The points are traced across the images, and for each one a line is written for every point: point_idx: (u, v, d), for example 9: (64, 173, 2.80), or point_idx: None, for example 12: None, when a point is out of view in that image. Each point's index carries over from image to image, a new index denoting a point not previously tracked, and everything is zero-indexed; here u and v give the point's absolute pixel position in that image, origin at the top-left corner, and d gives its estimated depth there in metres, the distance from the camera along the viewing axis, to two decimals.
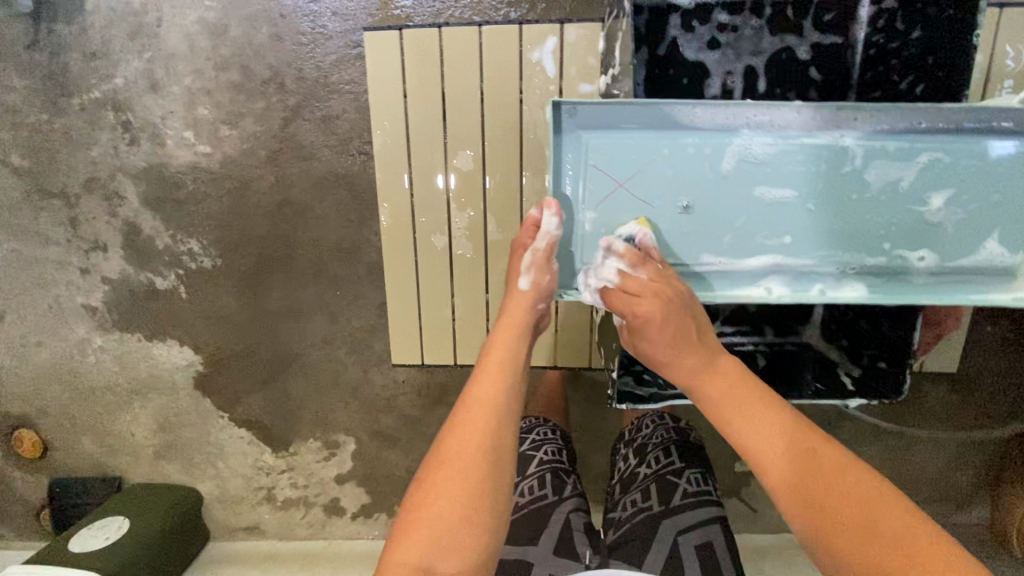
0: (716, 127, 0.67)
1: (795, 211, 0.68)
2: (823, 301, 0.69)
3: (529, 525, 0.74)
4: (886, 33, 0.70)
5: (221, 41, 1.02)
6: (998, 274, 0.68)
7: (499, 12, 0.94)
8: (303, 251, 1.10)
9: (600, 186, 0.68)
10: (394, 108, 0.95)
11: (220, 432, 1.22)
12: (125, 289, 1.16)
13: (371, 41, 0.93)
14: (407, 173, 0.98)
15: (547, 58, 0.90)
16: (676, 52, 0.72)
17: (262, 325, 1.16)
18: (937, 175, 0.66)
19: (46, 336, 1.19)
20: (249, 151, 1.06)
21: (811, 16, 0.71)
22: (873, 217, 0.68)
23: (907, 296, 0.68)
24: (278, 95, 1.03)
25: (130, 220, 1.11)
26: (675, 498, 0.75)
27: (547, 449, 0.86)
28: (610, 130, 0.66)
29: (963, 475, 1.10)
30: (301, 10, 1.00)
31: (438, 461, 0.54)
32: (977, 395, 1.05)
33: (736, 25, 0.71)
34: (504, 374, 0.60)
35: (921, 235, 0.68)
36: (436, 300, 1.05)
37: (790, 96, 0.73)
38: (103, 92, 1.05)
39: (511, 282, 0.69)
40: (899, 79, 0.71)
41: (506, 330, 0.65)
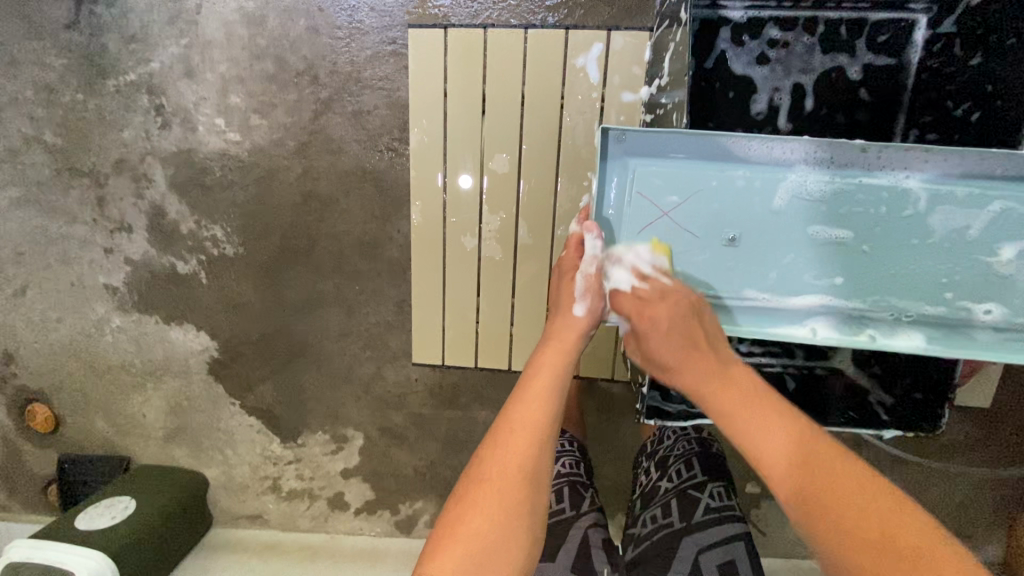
0: (768, 161, 0.64)
1: (849, 254, 0.65)
2: (872, 347, 0.67)
3: (547, 539, 0.73)
4: (941, 58, 0.69)
5: (259, 31, 1.02)
6: None
7: (536, 16, 0.94)
8: (325, 244, 1.11)
9: (643, 214, 0.66)
10: (433, 107, 0.95)
11: (230, 419, 1.23)
12: (146, 270, 1.16)
13: (416, 39, 0.93)
14: (442, 171, 0.98)
15: (591, 65, 0.90)
16: (724, 65, 0.71)
17: (279, 315, 1.16)
18: (1011, 225, 0.62)
19: (66, 313, 1.20)
20: (279, 141, 1.07)
21: (865, 37, 0.70)
22: (934, 265, 0.64)
23: (965, 350, 0.65)
24: (311, 88, 1.03)
25: (156, 202, 1.12)
26: (697, 514, 0.73)
27: (565, 462, 0.86)
28: (659, 159, 0.64)
29: (982, 512, 1.08)
30: (339, 4, 1.00)
31: (479, 480, 0.52)
32: (1003, 431, 1.03)
33: (788, 41, 0.70)
34: (548, 396, 0.57)
35: (985, 286, 0.64)
36: (462, 303, 1.04)
37: (838, 116, 0.72)
38: (139, 75, 1.06)
39: (565, 307, 0.67)
40: (955, 105, 0.69)
41: (554, 352, 0.62)
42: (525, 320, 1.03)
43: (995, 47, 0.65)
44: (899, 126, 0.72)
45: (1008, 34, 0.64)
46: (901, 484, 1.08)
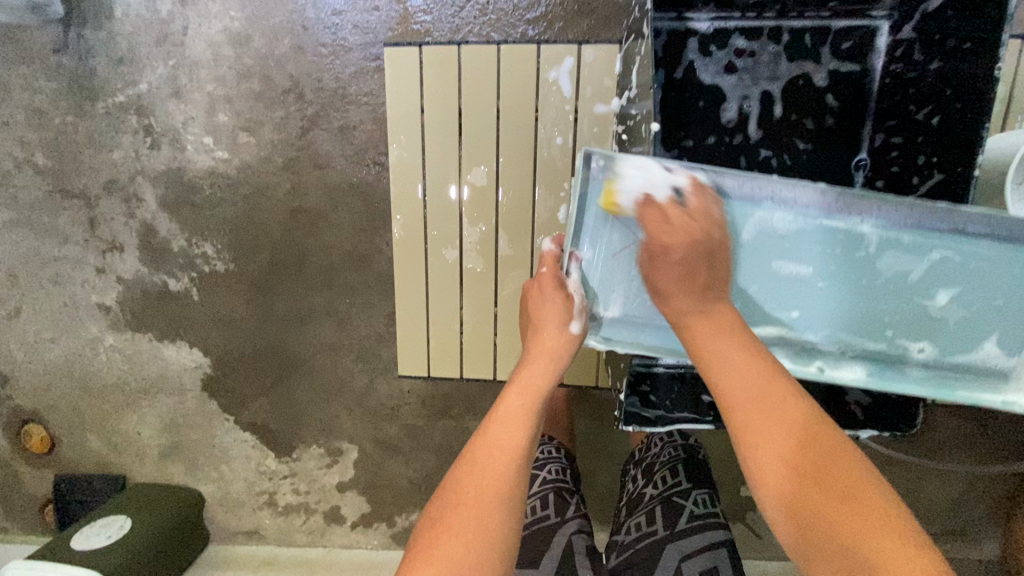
0: (738, 198, 0.62)
1: (803, 287, 0.65)
2: (819, 379, 0.67)
3: (531, 544, 0.73)
4: (904, 63, 0.69)
5: (244, 51, 1.04)
6: (993, 379, 0.65)
7: (516, 29, 0.96)
8: (314, 258, 1.12)
9: (619, 240, 0.63)
10: (411, 122, 0.96)
11: (225, 435, 1.23)
12: (139, 289, 1.17)
13: (393, 57, 0.94)
14: (421, 184, 0.99)
15: (563, 77, 0.91)
16: (693, 75, 0.72)
17: (271, 330, 1.17)
18: (950, 271, 0.62)
19: (60, 333, 1.21)
20: (267, 158, 1.08)
21: (830, 44, 0.71)
22: (878, 304, 0.65)
23: (900, 388, 0.66)
24: (297, 105, 1.05)
25: (147, 221, 1.13)
26: (681, 521, 0.73)
27: (551, 469, 0.85)
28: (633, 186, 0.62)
29: (975, 510, 1.08)
30: (322, 22, 1.02)
31: (456, 501, 0.51)
32: (991, 428, 1.04)
33: (754, 50, 0.71)
34: (528, 422, 0.57)
35: (923, 327, 0.65)
36: (446, 315, 1.05)
37: (807, 122, 0.73)
38: (128, 97, 1.08)
39: (551, 325, 0.65)
40: (918, 110, 0.69)
41: (538, 366, 0.63)
42: (509, 329, 1.04)
43: (950, 50, 0.65)
44: (867, 130, 0.72)
45: (961, 38, 0.63)
46: (894, 484, 1.09)
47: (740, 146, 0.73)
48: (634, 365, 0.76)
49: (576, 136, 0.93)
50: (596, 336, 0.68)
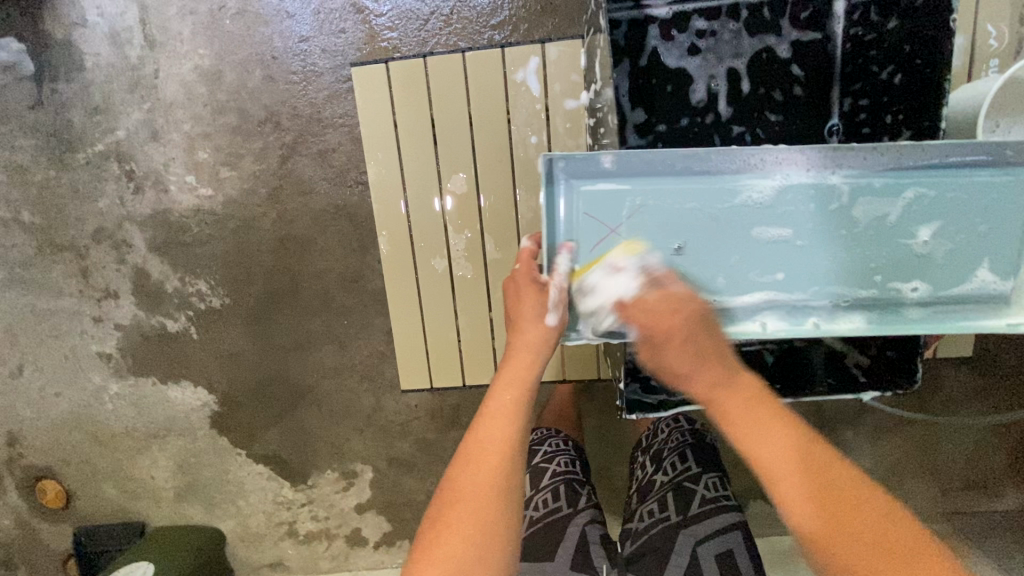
0: (706, 170, 0.63)
1: (783, 251, 0.64)
2: (819, 335, 0.65)
3: (545, 539, 0.72)
4: (864, 26, 0.65)
5: (217, 87, 1.05)
6: (995, 302, 0.64)
7: (483, 35, 0.97)
8: (308, 284, 1.12)
9: (592, 233, 0.63)
10: (387, 139, 0.96)
11: (239, 470, 1.23)
12: (137, 333, 1.18)
13: (361, 77, 0.95)
14: (404, 199, 0.99)
15: (530, 77, 0.92)
16: (657, 62, 0.66)
17: (274, 359, 1.17)
18: (927, 206, 0.62)
19: (64, 387, 1.21)
20: (250, 190, 1.08)
21: (788, 14, 0.65)
22: (863, 252, 0.64)
23: (904, 329, 0.64)
24: (275, 134, 1.05)
25: (139, 265, 1.14)
26: (692, 506, 0.72)
27: (560, 461, 0.83)
28: (600, 178, 0.62)
29: (993, 461, 1.08)
30: (291, 50, 1.03)
31: (451, 498, 0.50)
32: (998, 378, 1.04)
33: (714, 29, 0.65)
34: (515, 411, 0.55)
35: (911, 266, 0.64)
36: (441, 325, 1.04)
37: (776, 95, 0.67)
38: (107, 145, 1.08)
39: (528, 320, 0.62)
40: (879, 69, 0.65)
41: (519, 361, 0.59)
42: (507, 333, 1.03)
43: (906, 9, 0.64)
44: (835, 96, 0.67)
45: None
46: (909, 444, 1.09)
47: (712, 127, 0.68)
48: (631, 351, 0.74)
49: (550, 133, 0.94)
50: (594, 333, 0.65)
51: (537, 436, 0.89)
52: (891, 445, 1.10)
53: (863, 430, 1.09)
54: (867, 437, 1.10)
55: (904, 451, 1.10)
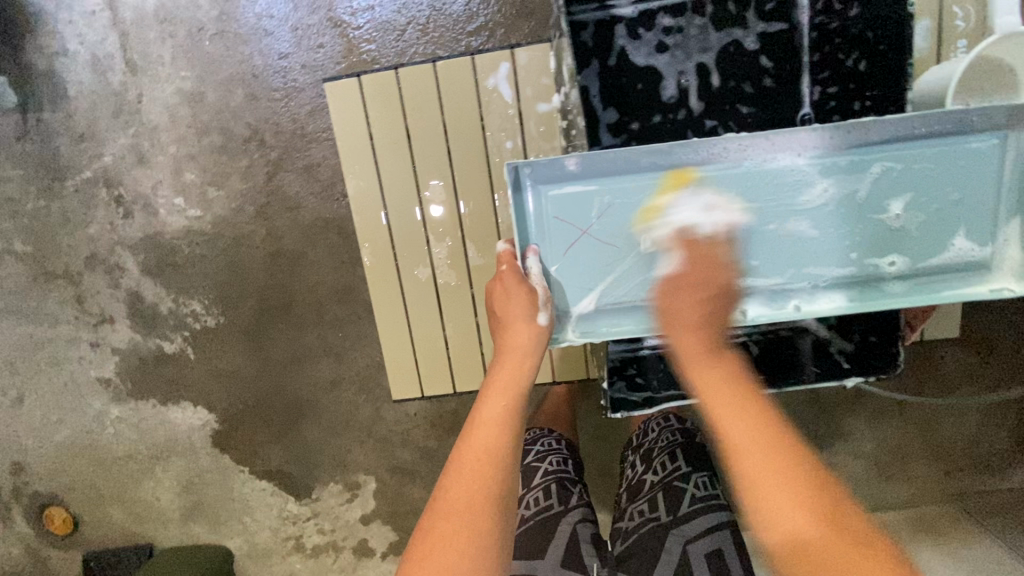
0: (672, 163, 0.63)
1: (756, 235, 0.64)
2: (800, 317, 0.66)
3: (537, 538, 0.71)
4: (827, 14, 0.65)
5: (200, 108, 1.05)
6: (975, 269, 0.63)
7: (460, 43, 0.98)
8: (301, 298, 1.12)
9: (565, 236, 0.65)
10: (361, 152, 0.90)
11: (243, 487, 1.23)
12: (135, 357, 1.18)
13: (332, 92, 0.88)
14: (383, 211, 0.93)
15: (502, 83, 0.87)
16: (626, 61, 0.66)
17: (272, 375, 1.17)
18: (896, 180, 0.62)
19: (66, 413, 1.22)
20: (238, 209, 1.09)
21: (752, 6, 0.65)
22: (836, 231, 0.64)
23: (883, 305, 0.64)
24: (260, 152, 1.06)
25: (133, 289, 1.15)
26: (683, 506, 0.71)
27: (552, 460, 0.82)
28: (566, 180, 0.63)
29: (995, 439, 1.08)
30: (271, 68, 1.03)
31: (443, 511, 0.50)
32: (995, 355, 1.04)
33: (681, 26, 0.66)
34: (506, 421, 0.55)
35: (886, 241, 0.64)
36: (431, 338, 0.97)
37: (746, 87, 0.66)
38: (94, 172, 1.09)
39: (513, 321, 0.63)
40: (846, 56, 0.65)
41: (508, 370, 0.61)
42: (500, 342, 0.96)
43: None
44: (805, 84, 0.66)
45: None
46: (910, 426, 1.09)
47: (685, 123, 0.67)
48: (616, 349, 0.74)
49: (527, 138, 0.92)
50: (575, 331, 0.67)
51: (530, 434, 0.87)
52: (892, 428, 1.10)
53: (862, 414, 1.10)
54: (866, 420, 1.10)
55: (906, 433, 1.10)
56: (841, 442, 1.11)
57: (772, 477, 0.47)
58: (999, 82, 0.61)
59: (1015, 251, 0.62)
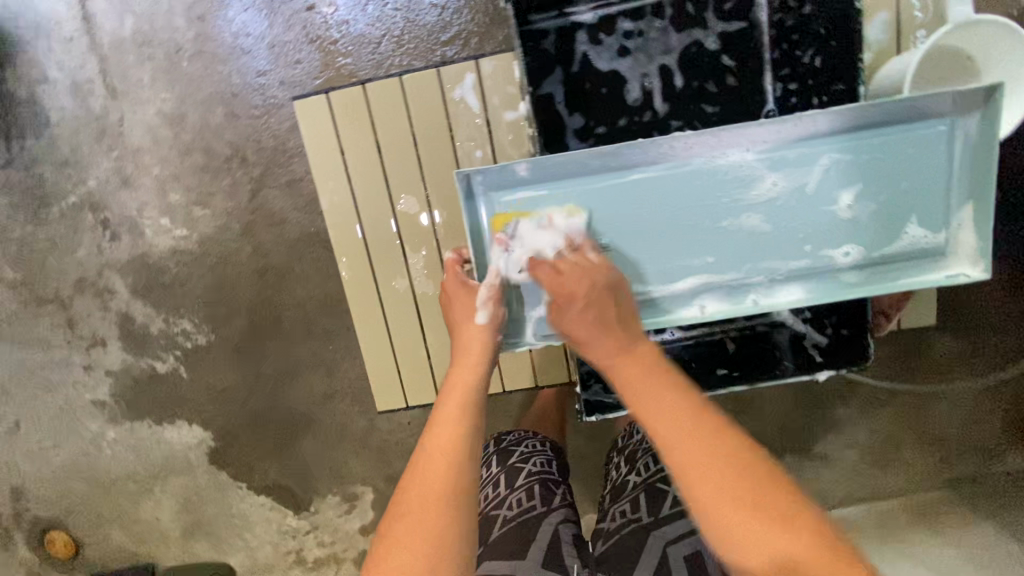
0: (620, 164, 0.64)
1: (709, 232, 0.65)
2: (758, 310, 0.67)
3: (514, 536, 0.68)
4: (784, 12, 0.65)
5: (182, 129, 1.06)
6: (930, 255, 0.64)
7: (435, 53, 0.99)
8: (291, 312, 1.13)
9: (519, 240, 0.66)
10: (332, 166, 0.85)
11: (241, 503, 1.23)
12: (128, 377, 1.19)
13: (299, 112, 0.84)
14: (359, 224, 0.87)
15: (469, 94, 0.82)
16: (589, 66, 0.67)
17: (265, 390, 1.18)
18: (843, 172, 0.63)
19: (62, 437, 1.23)
20: (224, 226, 1.10)
21: (711, 6, 0.66)
22: (787, 224, 0.65)
23: (840, 296, 0.65)
24: (243, 169, 1.07)
25: (123, 310, 1.15)
26: (664, 507, 0.68)
27: (536, 461, 0.79)
28: (518, 186, 0.65)
29: (989, 423, 1.07)
30: (250, 85, 1.04)
31: (400, 511, 0.50)
32: (982, 339, 1.04)
33: (641, 29, 0.66)
34: (463, 417, 0.56)
35: (839, 233, 0.64)
36: (413, 354, 0.92)
37: (709, 87, 0.67)
38: (80, 196, 1.10)
39: (467, 321, 0.65)
40: (804, 53, 0.65)
41: (465, 368, 0.61)
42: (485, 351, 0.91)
43: None
44: (766, 82, 0.66)
45: None
46: (901, 414, 1.09)
47: (650, 124, 0.68)
48: None
49: None
50: (534, 334, 0.68)
51: (513, 437, 0.85)
52: (883, 416, 1.10)
53: (854, 405, 1.10)
54: (858, 410, 1.10)
55: (897, 421, 1.10)
56: (834, 433, 1.11)
57: (718, 487, 0.45)
58: (960, 70, 0.63)
59: (969, 235, 0.63)
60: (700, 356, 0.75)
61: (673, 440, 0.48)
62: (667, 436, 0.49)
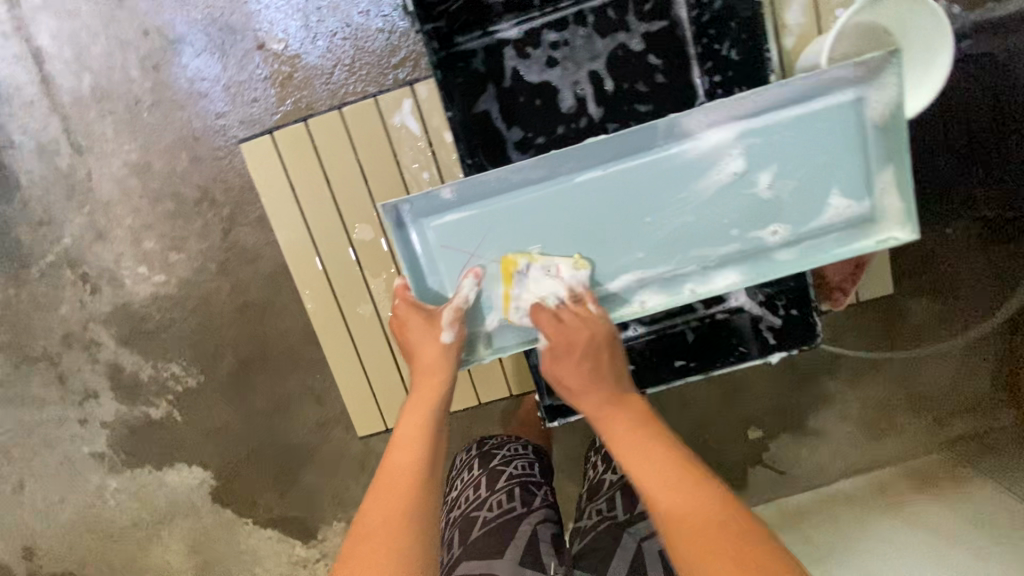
0: (542, 177, 0.66)
1: (636, 230, 0.66)
2: (697, 298, 0.68)
3: (493, 535, 0.68)
4: (700, 7, 0.66)
5: (149, 177, 1.08)
6: (856, 225, 0.65)
7: (387, 77, 1.00)
8: (275, 345, 1.14)
9: (454, 262, 0.68)
10: (285, 203, 0.86)
11: (250, 538, 1.24)
12: (124, 427, 1.20)
13: (246, 155, 0.85)
14: (318, 256, 0.88)
15: (409, 119, 0.83)
16: (520, 80, 0.69)
17: (259, 424, 1.19)
18: (760, 155, 0.64)
19: (67, 492, 1.24)
20: (201, 268, 1.11)
21: (631, 10, 0.67)
22: (711, 213, 0.66)
23: (774, 274, 0.66)
24: (213, 210, 1.09)
25: (112, 361, 1.17)
26: (640, 503, 0.70)
27: (517, 465, 0.79)
28: (446, 209, 0.66)
29: (979, 380, 1.06)
30: (211, 128, 1.06)
31: (363, 532, 0.52)
32: (961, 298, 1.03)
33: (567, 39, 0.68)
34: (423, 438, 0.59)
35: (765, 213, 0.65)
36: (389, 376, 0.93)
37: (640, 87, 0.68)
38: (57, 254, 1.12)
39: (426, 342, 0.66)
40: (721, 47, 0.66)
41: (425, 391, 0.64)
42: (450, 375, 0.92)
43: None
44: (695, 75, 0.67)
45: None
46: (889, 381, 1.09)
47: (587, 130, 0.69)
48: None
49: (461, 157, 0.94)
50: (486, 349, 0.70)
51: (495, 442, 0.85)
52: (871, 384, 1.10)
53: (841, 376, 1.10)
54: (846, 381, 1.10)
55: (885, 387, 1.10)
56: (826, 408, 1.11)
57: (705, 537, 0.47)
58: (877, 44, 0.64)
59: (894, 201, 0.63)
60: (660, 349, 0.77)
61: (658, 488, 0.52)
62: (656, 484, 0.52)
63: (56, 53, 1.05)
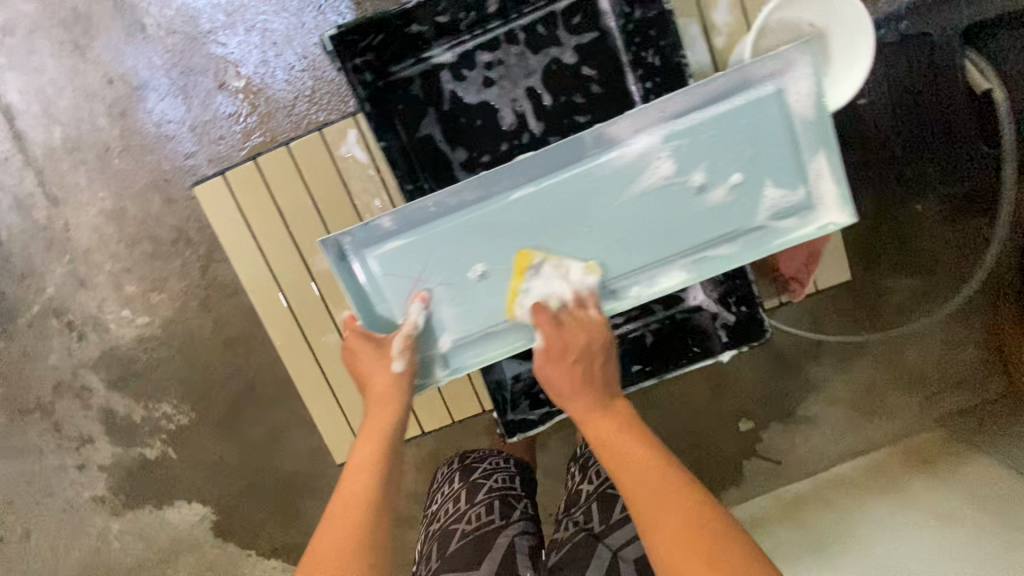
0: (477, 198, 0.67)
1: (578, 238, 0.67)
2: (647, 299, 0.68)
3: (471, 549, 0.69)
4: (624, 19, 0.66)
5: (125, 222, 1.10)
6: (795, 212, 0.65)
7: (347, 103, 1.02)
8: (262, 376, 1.15)
9: (401, 287, 0.69)
10: (244, 242, 0.87)
11: (255, 570, 1.24)
12: (122, 469, 1.21)
13: (200, 199, 0.86)
14: (281, 292, 0.89)
15: (356, 149, 0.85)
16: (460, 102, 0.70)
17: (253, 455, 1.20)
18: (690, 155, 0.65)
19: (71, 537, 1.25)
20: (183, 306, 1.13)
21: (561, 24, 0.68)
22: (651, 215, 0.66)
23: (720, 268, 0.67)
24: (189, 249, 1.10)
25: (104, 405, 1.18)
26: (615, 513, 0.70)
27: (498, 478, 0.80)
28: (387, 237, 0.68)
29: (964, 354, 1.05)
30: (180, 169, 1.07)
31: (314, 561, 0.53)
32: (939, 273, 1.02)
33: (500, 58, 0.69)
34: (375, 467, 0.60)
35: (703, 211, 0.66)
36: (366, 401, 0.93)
37: (577, 99, 0.70)
38: (42, 304, 1.14)
39: (377, 370, 0.67)
40: (648, 55, 0.66)
41: (377, 419, 0.65)
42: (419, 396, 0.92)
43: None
44: (630, 84, 0.68)
45: None
46: (875, 362, 1.07)
47: (531, 145, 0.71)
48: (523, 370, 0.77)
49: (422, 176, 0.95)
50: (443, 371, 0.70)
51: (477, 455, 0.86)
52: (857, 367, 1.08)
53: (827, 361, 1.08)
54: (831, 365, 1.08)
55: (871, 369, 1.08)
56: (814, 394, 1.09)
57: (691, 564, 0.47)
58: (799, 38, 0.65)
59: (829, 185, 0.64)
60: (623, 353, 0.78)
61: (654, 506, 0.52)
62: (652, 502, 0.52)
63: (25, 109, 1.07)
